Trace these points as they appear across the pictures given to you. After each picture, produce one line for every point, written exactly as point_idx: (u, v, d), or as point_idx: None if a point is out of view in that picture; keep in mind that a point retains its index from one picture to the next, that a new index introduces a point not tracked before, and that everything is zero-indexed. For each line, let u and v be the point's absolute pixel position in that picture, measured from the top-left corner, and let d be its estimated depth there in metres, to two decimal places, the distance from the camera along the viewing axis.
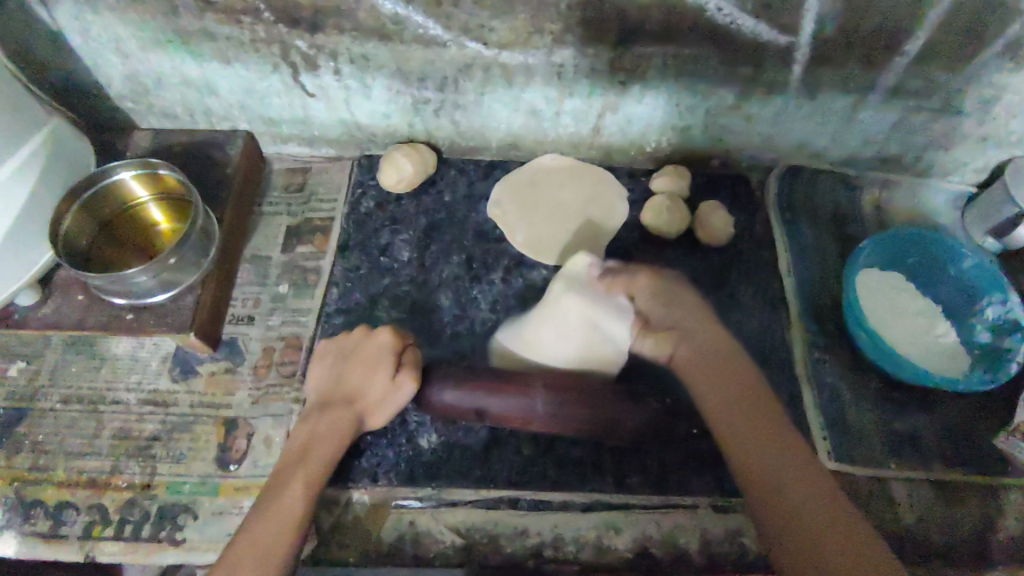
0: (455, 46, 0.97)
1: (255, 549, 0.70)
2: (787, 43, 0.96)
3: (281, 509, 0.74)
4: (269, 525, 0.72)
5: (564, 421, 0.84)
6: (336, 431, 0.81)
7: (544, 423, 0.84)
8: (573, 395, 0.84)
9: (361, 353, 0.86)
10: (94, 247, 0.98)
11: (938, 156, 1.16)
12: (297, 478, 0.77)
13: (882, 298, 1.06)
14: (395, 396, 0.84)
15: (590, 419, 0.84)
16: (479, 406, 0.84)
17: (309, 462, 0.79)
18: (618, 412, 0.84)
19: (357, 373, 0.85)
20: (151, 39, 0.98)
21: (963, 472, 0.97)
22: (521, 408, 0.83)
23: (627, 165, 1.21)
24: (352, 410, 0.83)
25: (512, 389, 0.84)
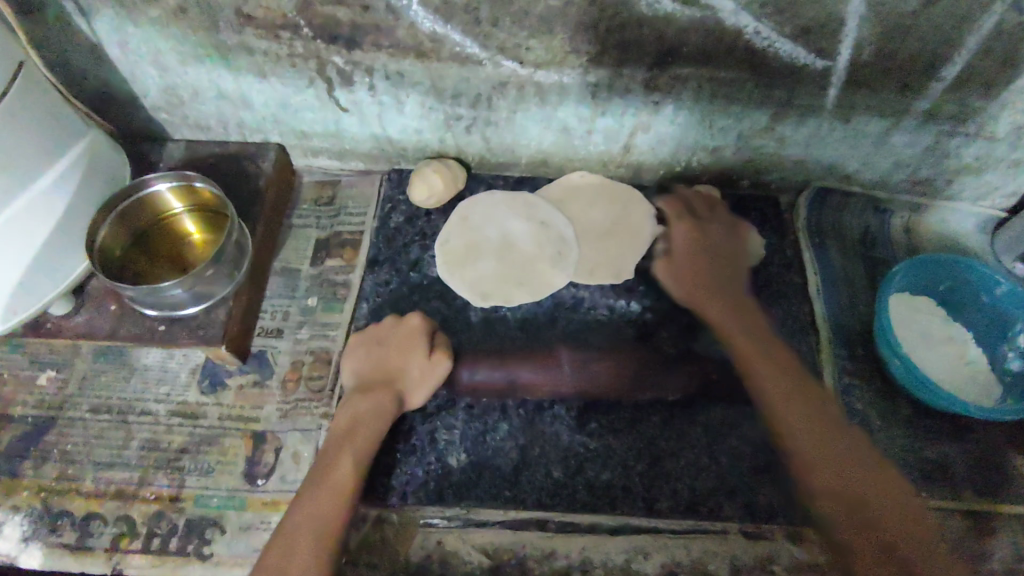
0: (491, 65, 0.97)
1: (314, 512, 0.78)
2: (824, 67, 0.96)
3: (335, 478, 0.81)
4: (325, 494, 0.80)
5: (579, 383, 0.98)
6: (380, 410, 0.87)
7: (561, 385, 0.98)
8: (595, 359, 1.00)
9: (396, 338, 0.94)
10: (127, 258, 0.99)
11: (971, 182, 1.16)
12: (346, 452, 0.84)
13: (913, 324, 1.05)
14: (430, 371, 0.91)
15: (612, 378, 0.99)
16: (505, 369, 0.99)
17: (355, 438, 0.85)
18: (622, 378, 0.99)
19: (395, 355, 0.92)
20: (189, 52, 0.98)
21: (995, 503, 0.96)
22: (542, 372, 0.98)
23: (656, 185, 1.21)
24: (392, 389, 0.89)
25: (539, 360, 1.00)
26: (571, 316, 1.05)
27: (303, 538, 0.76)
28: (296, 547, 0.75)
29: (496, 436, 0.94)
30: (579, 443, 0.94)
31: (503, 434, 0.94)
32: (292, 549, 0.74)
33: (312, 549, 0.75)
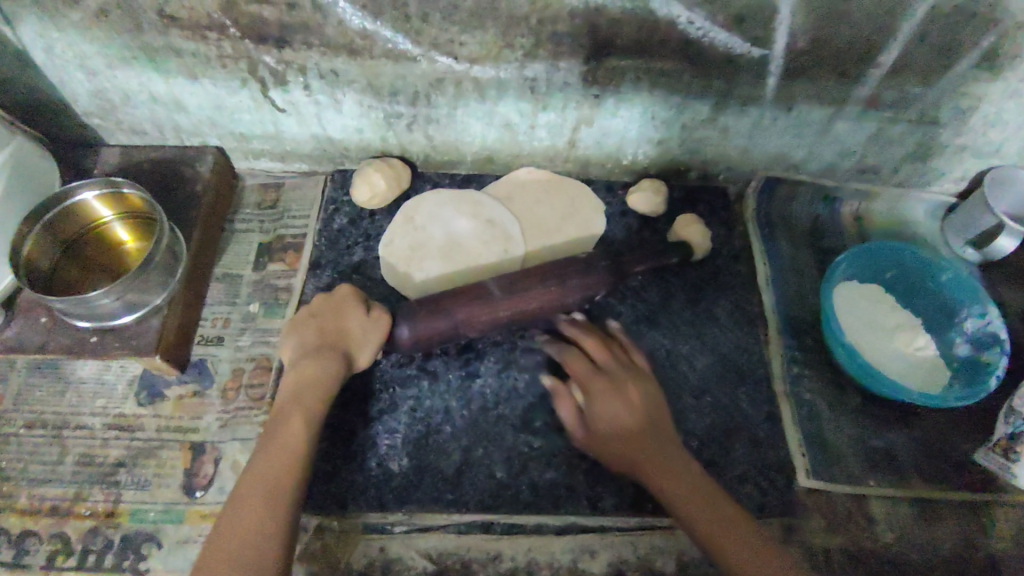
0: (425, 61, 0.95)
1: (260, 484, 0.74)
2: (761, 56, 0.95)
3: (282, 448, 0.78)
4: (273, 466, 0.76)
5: (517, 308, 0.93)
6: (326, 372, 0.85)
7: (500, 312, 0.93)
8: (525, 279, 0.95)
9: (329, 306, 0.91)
10: (56, 269, 0.96)
11: (917, 167, 1.16)
12: (298, 417, 0.81)
13: (859, 313, 1.04)
14: (372, 332, 0.90)
15: (547, 293, 0.94)
16: (440, 310, 0.92)
17: (306, 404, 0.82)
18: (555, 295, 0.94)
19: (333, 322, 0.89)
20: (116, 56, 0.96)
21: (943, 490, 0.96)
22: (481, 305, 0.92)
23: (604, 179, 1.20)
24: (337, 351, 0.87)
25: (469, 296, 0.93)
26: None
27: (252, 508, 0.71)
28: (242, 525, 0.70)
29: (439, 438, 0.92)
30: (524, 443, 0.93)
31: (446, 437, 0.93)
32: (235, 528, 0.70)
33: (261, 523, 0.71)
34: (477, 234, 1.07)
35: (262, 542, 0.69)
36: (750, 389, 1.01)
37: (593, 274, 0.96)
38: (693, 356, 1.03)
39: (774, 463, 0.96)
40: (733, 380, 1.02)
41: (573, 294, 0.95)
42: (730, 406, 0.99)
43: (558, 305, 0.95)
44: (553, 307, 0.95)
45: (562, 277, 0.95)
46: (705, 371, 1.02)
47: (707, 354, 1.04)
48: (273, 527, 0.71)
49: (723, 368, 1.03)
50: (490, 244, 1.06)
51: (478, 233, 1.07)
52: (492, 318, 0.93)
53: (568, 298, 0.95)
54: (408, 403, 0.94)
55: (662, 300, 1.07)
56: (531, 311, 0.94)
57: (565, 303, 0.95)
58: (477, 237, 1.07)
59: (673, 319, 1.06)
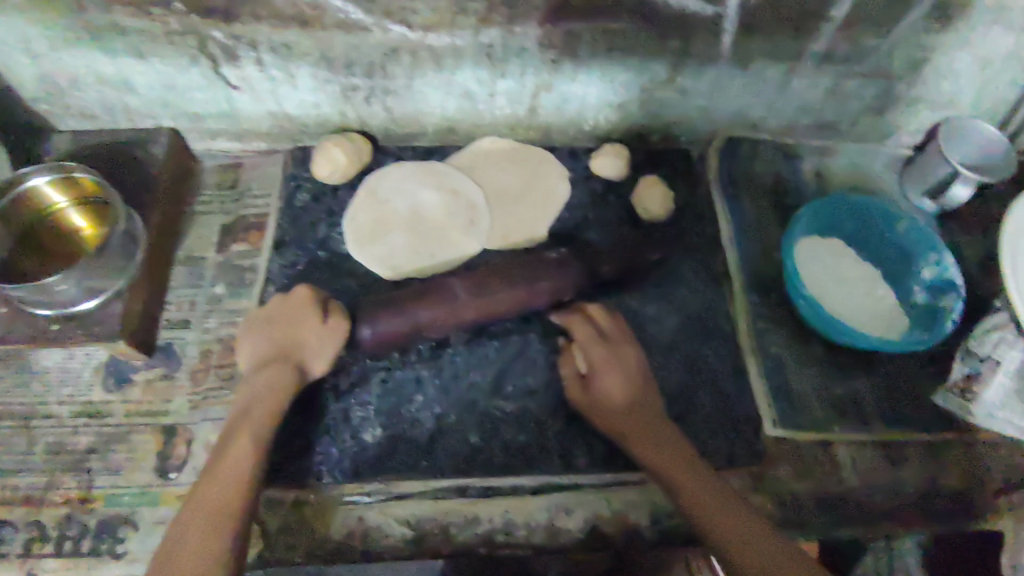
0: (379, 30, 0.94)
1: (201, 508, 0.73)
2: (715, 13, 0.96)
3: (230, 466, 0.77)
4: (222, 488, 0.75)
5: (478, 308, 0.93)
6: (276, 383, 0.85)
7: (462, 313, 0.93)
8: (493, 281, 0.95)
9: (284, 313, 0.91)
10: (14, 259, 0.94)
11: (873, 121, 1.18)
12: (244, 430, 0.81)
13: (822, 266, 1.07)
14: (327, 339, 0.89)
15: (518, 300, 0.95)
16: (404, 311, 0.92)
17: (253, 418, 0.83)
18: (517, 296, 0.95)
19: (287, 330, 0.89)
20: (58, 37, 0.93)
21: (905, 432, 0.99)
22: (444, 305, 0.92)
23: (568, 145, 1.20)
24: (289, 363, 0.87)
25: (431, 298, 0.93)
26: None
27: (197, 527, 0.72)
28: (183, 548, 0.70)
29: (412, 407, 0.93)
30: (496, 407, 0.94)
31: (419, 406, 0.93)
32: (183, 545, 0.70)
33: (203, 548, 0.70)
34: (443, 208, 1.07)
35: (202, 560, 0.69)
36: (716, 345, 1.03)
37: (558, 274, 0.97)
38: (660, 316, 1.05)
39: (742, 415, 0.98)
40: (700, 337, 1.03)
41: (538, 294, 0.96)
42: (698, 362, 1.01)
43: (520, 305, 0.96)
44: (515, 306, 0.95)
45: (525, 280, 0.95)
46: (673, 330, 1.03)
47: (674, 312, 1.05)
48: (215, 545, 0.70)
49: (690, 326, 1.04)
50: (456, 218, 1.07)
51: (444, 208, 1.07)
52: (455, 319, 0.93)
53: (530, 300, 0.96)
54: (379, 375, 0.95)
55: None
56: (492, 311, 0.95)
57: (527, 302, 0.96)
58: (443, 211, 1.07)
59: (639, 280, 1.07)
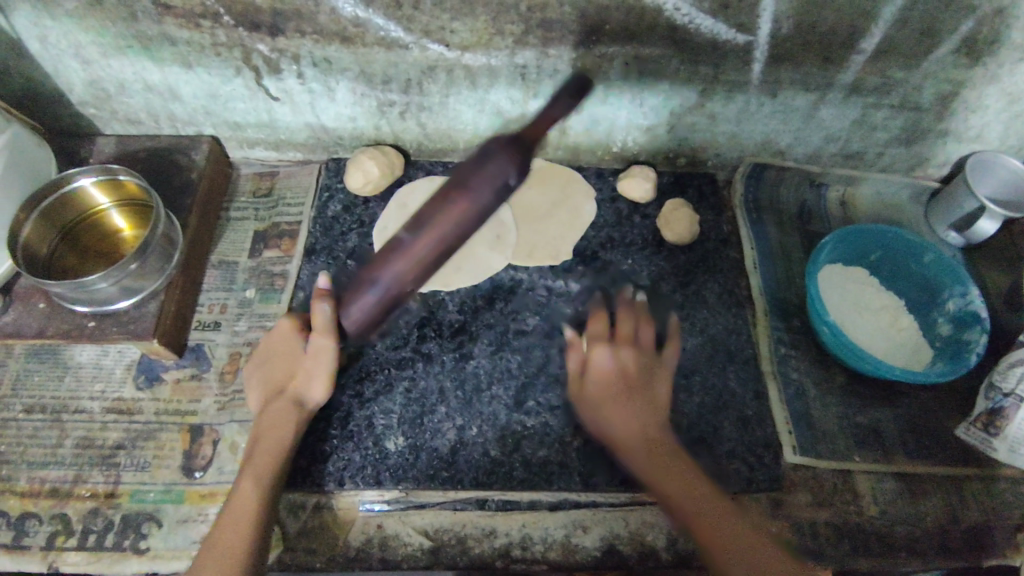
0: (417, 48, 0.97)
1: (212, 554, 0.73)
2: (746, 42, 0.97)
3: (236, 511, 0.77)
4: (233, 521, 0.76)
5: (434, 240, 0.77)
6: (278, 418, 0.85)
7: (425, 251, 0.77)
8: (430, 209, 0.77)
9: (275, 348, 0.91)
10: (54, 256, 0.97)
11: (900, 152, 1.18)
12: (249, 470, 0.81)
13: (844, 294, 1.07)
14: (320, 361, 0.87)
15: (459, 209, 0.76)
16: (370, 284, 0.80)
17: (258, 454, 0.82)
18: (461, 202, 0.75)
19: (282, 362, 0.89)
20: (110, 44, 0.97)
21: (927, 465, 0.98)
22: (402, 255, 0.78)
23: (595, 166, 1.22)
24: (286, 396, 0.87)
25: (381, 260, 0.80)
26: (509, 298, 1.04)
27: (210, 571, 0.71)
28: None
29: (434, 418, 0.94)
30: (517, 422, 0.94)
31: (441, 417, 0.94)
32: None
33: None
34: None
35: None
36: (738, 369, 1.03)
37: (490, 159, 0.75)
38: (683, 337, 1.05)
39: (762, 440, 0.98)
40: (722, 359, 1.04)
41: (484, 187, 0.75)
42: (719, 385, 1.01)
43: (480, 213, 0.77)
44: (472, 218, 0.77)
45: (464, 180, 0.75)
46: (695, 352, 1.04)
47: (697, 335, 1.06)
48: None
49: (712, 348, 1.05)
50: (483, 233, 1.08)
51: None
52: (425, 262, 0.78)
53: (484, 201, 0.76)
54: (403, 384, 0.96)
55: (652, 283, 1.09)
56: (457, 238, 0.78)
57: (486, 209, 0.77)
58: None
59: (662, 301, 1.08)
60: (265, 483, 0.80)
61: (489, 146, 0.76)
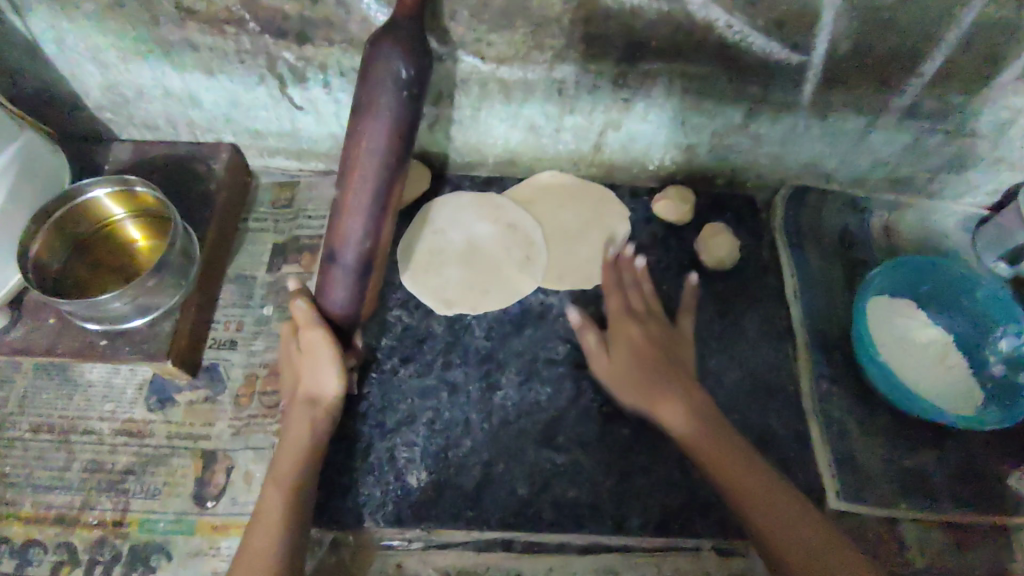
0: (451, 60, 0.92)
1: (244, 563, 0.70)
2: (799, 62, 0.92)
3: (263, 518, 0.73)
4: (259, 530, 0.73)
5: (361, 182, 0.79)
6: (293, 423, 0.80)
7: (366, 196, 0.79)
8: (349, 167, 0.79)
9: (283, 360, 0.86)
10: (65, 271, 0.93)
11: (951, 179, 1.12)
12: (271, 476, 0.77)
13: (894, 328, 1.01)
14: (316, 356, 0.80)
15: (374, 141, 0.77)
16: (335, 262, 0.81)
17: (279, 459, 0.78)
18: (369, 134, 0.77)
19: (290, 369, 0.84)
20: (130, 49, 0.92)
21: (978, 513, 0.92)
22: (346, 215, 0.80)
23: (629, 184, 1.17)
24: (299, 399, 0.82)
25: (336, 237, 0.81)
26: (538, 324, 1.00)
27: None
28: None
29: (459, 451, 0.89)
30: (547, 458, 0.89)
31: (466, 451, 0.89)
32: None
33: None
34: (498, 243, 1.04)
35: None
36: (778, 406, 0.98)
37: (370, 75, 0.76)
38: (720, 370, 1.00)
39: (803, 484, 0.93)
40: (760, 396, 0.99)
41: (381, 101, 0.76)
42: (758, 423, 0.96)
43: (394, 121, 0.77)
44: (385, 133, 0.78)
45: (363, 113, 0.77)
46: (733, 387, 0.99)
47: (735, 368, 1.01)
48: None
49: (751, 383, 1.00)
50: (512, 253, 1.03)
51: (499, 242, 1.04)
52: (369, 205, 0.79)
53: (387, 114, 0.77)
54: (426, 415, 0.92)
55: (688, 311, 1.05)
56: (392, 161, 0.79)
57: (396, 113, 0.77)
58: (499, 244, 1.04)
59: (699, 332, 1.03)
60: (287, 485, 0.76)
61: (365, 68, 0.77)
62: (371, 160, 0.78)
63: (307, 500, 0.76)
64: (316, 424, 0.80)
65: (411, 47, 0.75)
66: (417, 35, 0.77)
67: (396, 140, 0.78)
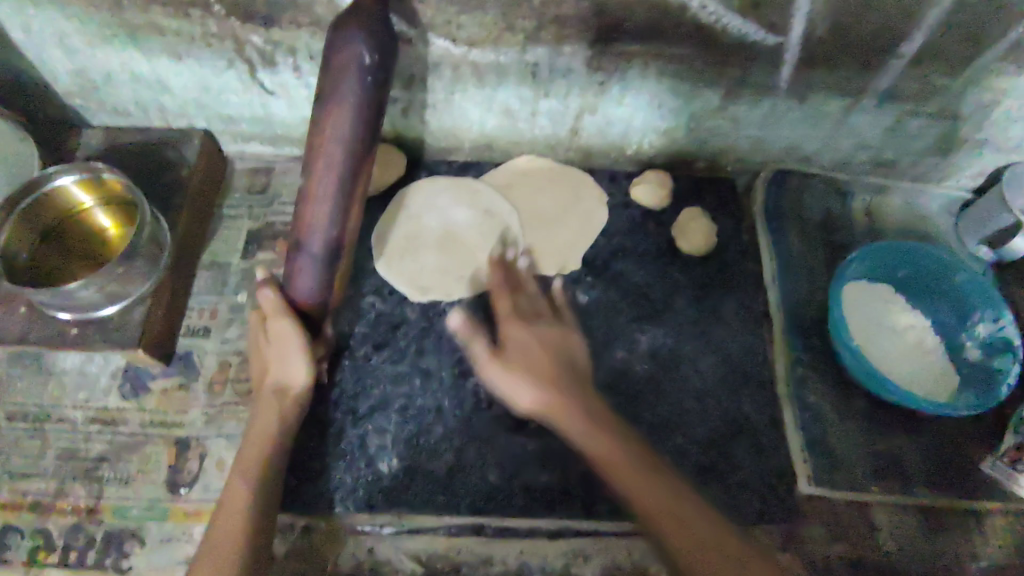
0: (421, 43, 0.91)
1: (210, 545, 0.71)
2: (777, 44, 0.90)
3: (230, 504, 0.74)
4: (226, 514, 0.73)
5: (325, 170, 0.77)
6: (261, 413, 0.80)
7: (331, 184, 0.77)
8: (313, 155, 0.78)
9: (252, 349, 0.86)
10: (36, 259, 0.93)
11: (934, 162, 1.11)
12: (239, 463, 0.77)
13: (868, 312, 1.00)
14: (286, 346, 0.80)
15: (338, 129, 0.76)
16: (302, 251, 0.80)
17: (247, 447, 0.79)
18: (333, 120, 0.76)
19: (258, 358, 0.85)
20: (95, 34, 0.91)
21: (947, 496, 0.93)
22: (311, 203, 0.78)
23: (608, 168, 1.16)
24: (267, 389, 0.82)
25: (301, 226, 0.79)
26: None
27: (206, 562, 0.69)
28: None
29: (431, 438, 0.89)
30: (519, 444, 0.89)
31: (438, 438, 0.90)
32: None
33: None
34: (474, 228, 1.03)
35: None
36: (753, 392, 0.98)
37: (334, 61, 0.75)
38: (695, 356, 1.00)
39: (775, 469, 0.93)
40: (735, 381, 0.99)
41: (345, 86, 0.75)
42: (732, 409, 0.96)
43: (359, 108, 0.76)
44: (348, 121, 0.76)
45: (327, 99, 0.76)
46: (708, 372, 0.99)
47: (710, 354, 1.01)
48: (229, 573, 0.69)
49: (726, 369, 1.00)
50: (488, 238, 1.03)
51: (474, 228, 1.03)
52: (335, 193, 0.77)
53: (352, 99, 0.75)
54: (399, 402, 0.92)
55: (664, 297, 1.04)
56: (357, 148, 0.78)
57: (359, 101, 0.76)
58: (475, 230, 1.03)
59: (675, 317, 1.03)
60: (254, 474, 0.76)
61: (330, 54, 0.75)
62: (335, 149, 0.77)
63: (274, 490, 0.77)
64: (285, 415, 0.81)
65: (377, 33, 0.74)
66: (382, 20, 0.75)
67: (361, 129, 0.77)
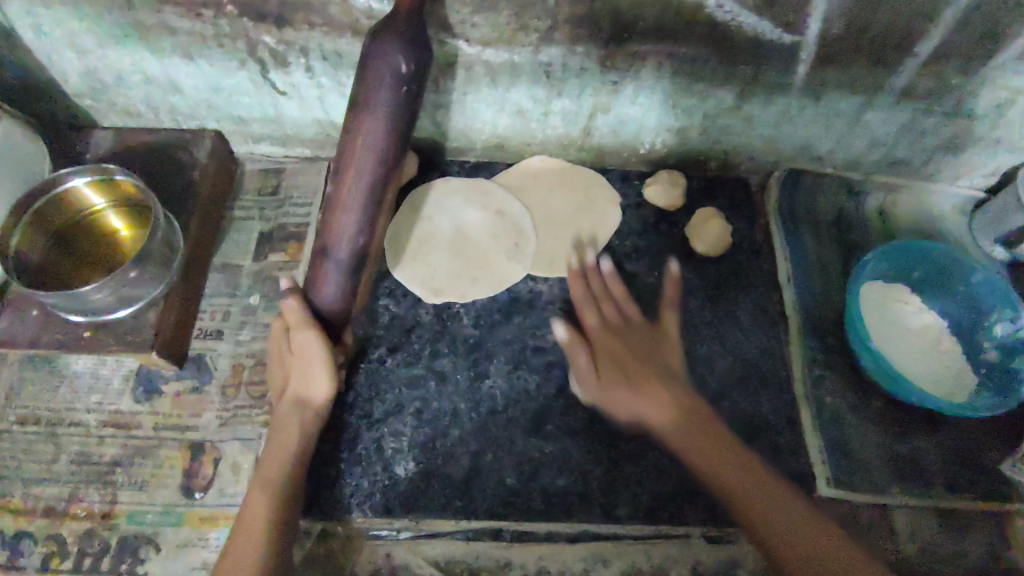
0: (434, 43, 0.90)
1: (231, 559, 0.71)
2: (793, 42, 0.90)
3: (249, 519, 0.73)
4: (245, 529, 0.73)
5: (356, 178, 0.77)
6: (283, 424, 0.80)
7: (360, 192, 0.78)
8: (344, 162, 0.78)
9: (273, 354, 0.85)
10: (48, 263, 0.92)
11: (948, 161, 1.10)
12: (259, 477, 0.77)
13: (886, 313, 1.00)
14: (308, 359, 0.79)
15: (371, 138, 0.76)
16: (327, 258, 0.79)
17: (269, 461, 0.78)
18: (366, 129, 0.76)
19: (280, 366, 0.84)
20: (106, 34, 0.90)
21: (965, 499, 0.92)
22: (339, 210, 0.78)
23: (620, 168, 1.15)
24: (289, 400, 0.80)
25: (328, 232, 0.79)
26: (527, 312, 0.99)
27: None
28: None
29: (446, 441, 0.89)
30: (535, 447, 0.89)
31: (454, 441, 0.89)
32: None
33: None
34: (487, 232, 1.02)
35: None
36: (769, 393, 0.97)
37: (368, 70, 0.75)
38: (711, 358, 1.00)
39: (793, 471, 0.92)
40: (751, 382, 0.98)
41: (378, 96, 0.75)
42: (748, 411, 0.96)
43: (392, 118, 0.76)
44: (381, 131, 0.76)
45: (359, 108, 0.76)
46: (723, 374, 0.98)
47: (726, 355, 1.00)
48: None
49: (742, 370, 0.99)
50: (501, 241, 1.02)
51: (488, 231, 1.02)
52: (365, 201, 0.78)
53: (386, 109, 0.76)
54: (414, 406, 0.91)
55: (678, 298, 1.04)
56: (388, 157, 0.78)
57: (392, 111, 0.76)
58: (489, 233, 1.02)
59: (689, 317, 1.02)
60: (273, 490, 0.75)
61: (364, 62, 0.76)
62: (368, 157, 0.77)
63: (295, 504, 0.77)
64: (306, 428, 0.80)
65: (413, 42, 0.74)
66: (418, 29, 0.75)
67: (393, 140, 0.77)
